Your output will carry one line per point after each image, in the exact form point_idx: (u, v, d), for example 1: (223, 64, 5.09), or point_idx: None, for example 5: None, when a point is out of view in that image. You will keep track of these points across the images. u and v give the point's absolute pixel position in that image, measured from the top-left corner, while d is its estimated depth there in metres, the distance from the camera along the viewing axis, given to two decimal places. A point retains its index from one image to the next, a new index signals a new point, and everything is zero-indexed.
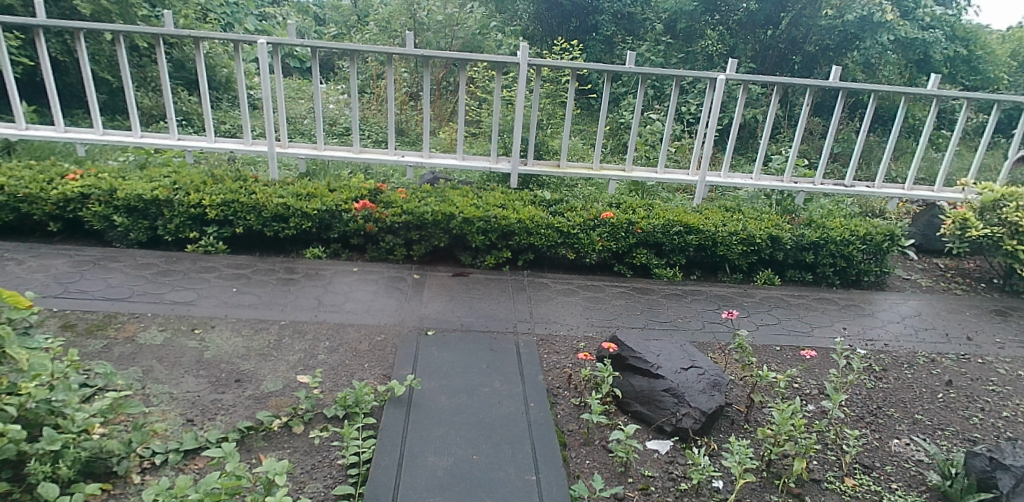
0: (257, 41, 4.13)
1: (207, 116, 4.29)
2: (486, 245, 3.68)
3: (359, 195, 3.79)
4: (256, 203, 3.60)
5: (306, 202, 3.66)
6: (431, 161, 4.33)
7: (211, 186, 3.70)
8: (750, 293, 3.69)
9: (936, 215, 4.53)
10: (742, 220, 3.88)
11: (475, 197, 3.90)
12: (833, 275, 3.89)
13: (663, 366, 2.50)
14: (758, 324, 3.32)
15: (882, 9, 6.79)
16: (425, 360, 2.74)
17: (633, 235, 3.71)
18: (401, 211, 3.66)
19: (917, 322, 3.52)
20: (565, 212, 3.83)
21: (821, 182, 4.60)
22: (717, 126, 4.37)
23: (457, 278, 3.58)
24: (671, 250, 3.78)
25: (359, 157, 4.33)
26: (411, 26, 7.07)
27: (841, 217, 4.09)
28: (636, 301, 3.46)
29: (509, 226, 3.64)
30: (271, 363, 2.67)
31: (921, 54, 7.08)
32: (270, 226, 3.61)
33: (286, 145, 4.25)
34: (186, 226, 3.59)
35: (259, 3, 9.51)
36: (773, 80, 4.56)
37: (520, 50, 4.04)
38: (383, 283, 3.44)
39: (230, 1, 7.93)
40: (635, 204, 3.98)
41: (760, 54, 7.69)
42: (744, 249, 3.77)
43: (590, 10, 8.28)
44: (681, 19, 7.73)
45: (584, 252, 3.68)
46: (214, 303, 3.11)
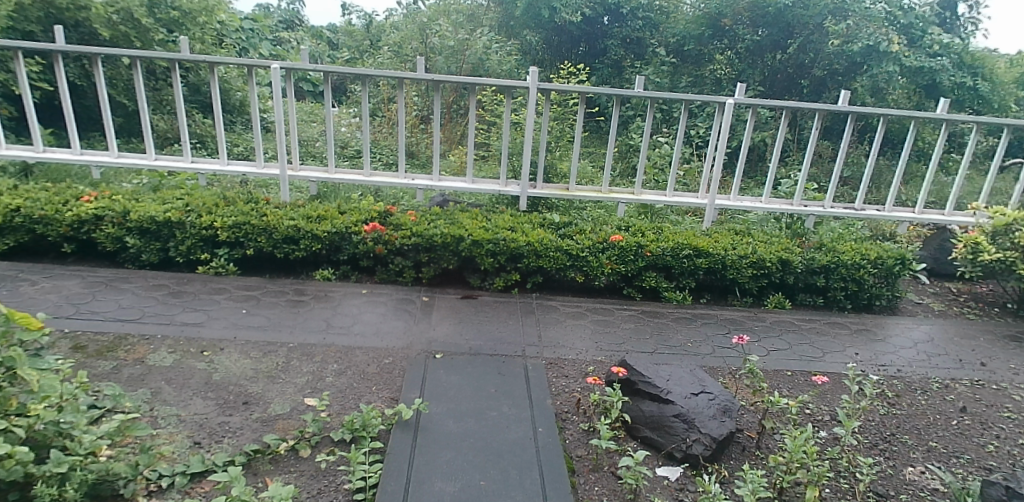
0: (271, 65, 4.15)
1: (221, 139, 4.33)
2: (494, 267, 3.67)
3: (369, 217, 3.82)
4: (267, 225, 3.62)
5: (317, 224, 3.68)
6: (441, 184, 4.35)
7: (223, 208, 3.73)
8: (761, 317, 3.66)
9: (948, 238, 4.50)
10: (751, 244, 3.86)
11: (484, 220, 3.91)
12: (845, 299, 3.85)
13: (673, 391, 2.48)
14: (769, 348, 3.28)
15: (888, 39, 6.81)
16: (433, 383, 2.73)
17: (642, 258, 3.70)
18: (410, 234, 3.67)
19: (930, 347, 3.48)
20: (574, 235, 3.82)
21: (832, 205, 4.57)
22: (726, 150, 4.36)
23: (465, 301, 3.57)
24: (681, 273, 3.76)
25: (370, 180, 4.37)
26: (421, 50, 7.26)
27: (852, 241, 4.06)
28: (645, 325, 3.44)
29: (518, 248, 3.64)
30: (279, 385, 2.67)
31: (929, 80, 7.01)
32: (281, 248, 3.63)
33: (297, 168, 4.28)
34: (198, 248, 3.62)
35: (274, 28, 9.73)
36: (783, 104, 4.53)
37: (530, 74, 4.07)
38: (392, 306, 3.44)
39: (247, 27, 8.22)
40: (644, 227, 3.98)
41: (767, 78, 7.73)
42: (754, 272, 3.75)
43: (599, 36, 8.51)
44: (688, 43, 7.86)
45: (593, 275, 3.67)
46: (224, 325, 3.12)
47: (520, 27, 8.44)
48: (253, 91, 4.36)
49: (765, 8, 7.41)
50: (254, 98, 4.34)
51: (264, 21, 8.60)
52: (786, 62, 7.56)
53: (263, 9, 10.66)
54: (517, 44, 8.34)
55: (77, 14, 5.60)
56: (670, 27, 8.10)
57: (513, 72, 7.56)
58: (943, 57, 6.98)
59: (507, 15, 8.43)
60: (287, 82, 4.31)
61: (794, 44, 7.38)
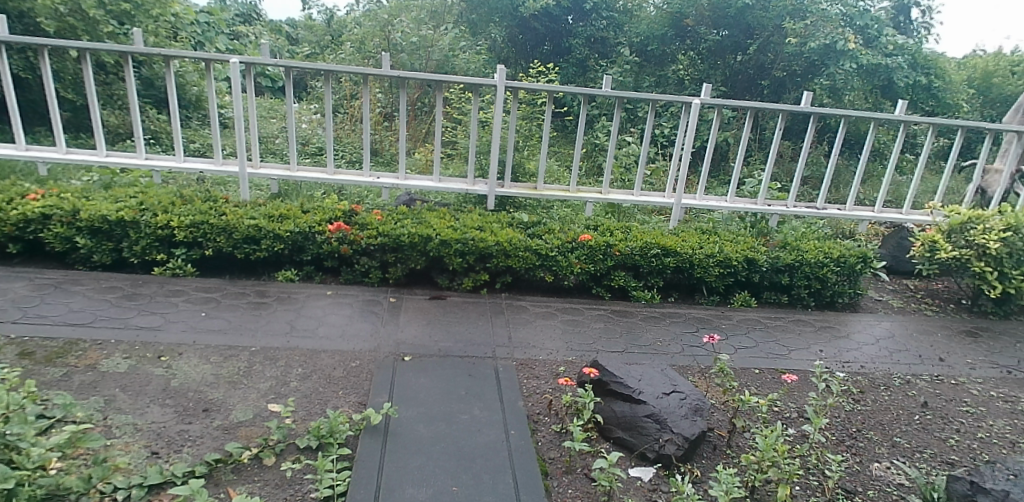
0: (229, 59, 3.96)
1: (177, 134, 4.13)
2: (463, 267, 3.62)
3: (333, 217, 3.74)
4: (226, 225, 3.46)
5: (278, 224, 3.55)
6: (408, 183, 4.27)
7: (179, 207, 3.56)
8: (728, 315, 3.71)
9: (905, 237, 4.63)
10: (717, 243, 3.91)
11: (452, 219, 3.85)
12: (808, 297, 3.95)
13: (645, 391, 2.48)
14: (737, 347, 3.33)
15: (845, 38, 6.98)
16: (402, 387, 2.67)
17: (611, 257, 3.69)
18: (377, 233, 3.59)
19: (890, 344, 3.60)
20: (543, 234, 3.80)
21: (794, 205, 4.66)
22: (692, 151, 4.39)
23: (434, 301, 3.50)
24: (649, 272, 3.77)
25: (333, 178, 4.26)
26: (385, 47, 7.17)
27: (814, 240, 4.16)
28: (615, 325, 3.44)
29: (488, 248, 3.59)
30: (241, 391, 2.58)
31: (885, 80, 7.24)
32: (241, 248, 3.48)
33: (258, 166, 4.14)
34: (153, 248, 3.43)
35: (231, 22, 9.46)
36: (748, 105, 4.58)
37: (498, 72, 4.03)
38: (358, 307, 3.34)
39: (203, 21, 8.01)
40: (613, 226, 3.98)
41: (729, 79, 7.90)
42: (721, 271, 3.79)
43: (563, 34, 8.53)
44: (652, 43, 7.94)
45: (562, 274, 3.65)
46: (182, 328, 2.99)
47: (484, 22, 8.40)
48: (211, 86, 4.17)
49: (726, 9, 7.51)
50: (211, 93, 4.16)
51: (220, 15, 8.37)
52: (746, 64, 7.75)
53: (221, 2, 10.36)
54: (482, 41, 8.29)
55: (21, 3, 5.41)
56: (634, 27, 8.16)
57: (480, 70, 7.50)
58: (898, 57, 7.19)
59: (471, 9, 8.34)
60: (245, 77, 4.14)
61: (754, 45, 7.53)
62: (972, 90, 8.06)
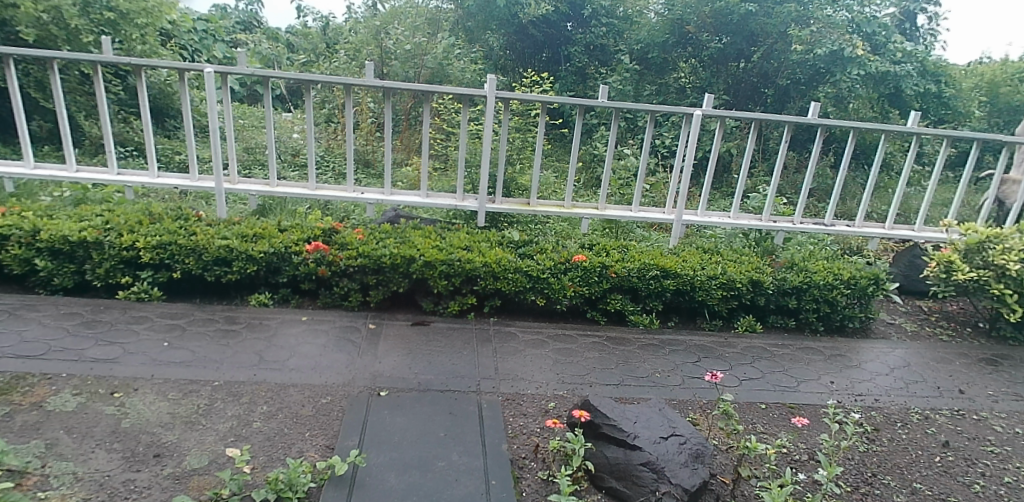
0: (203, 68, 3.73)
1: (150, 147, 3.92)
2: (449, 290, 3.40)
3: (311, 236, 3.53)
4: (196, 245, 3.24)
5: (252, 244, 3.33)
6: (393, 199, 4.06)
7: (147, 226, 3.34)
8: (732, 342, 3.48)
9: (917, 255, 4.40)
10: (720, 263, 3.68)
11: (438, 238, 3.63)
12: (817, 321, 3.72)
13: (640, 436, 2.25)
14: (741, 378, 3.11)
15: (852, 45, 6.70)
16: (375, 428, 2.44)
17: (607, 280, 3.46)
18: (357, 254, 3.37)
19: (905, 375, 3.37)
20: (534, 254, 3.57)
21: (801, 221, 4.42)
22: (694, 165, 4.16)
23: (417, 327, 3.27)
24: (647, 295, 3.53)
25: (315, 194, 4.05)
26: (377, 55, 6.97)
27: (823, 259, 3.92)
28: (611, 353, 3.20)
29: (475, 270, 3.37)
30: (198, 433, 2.35)
31: (893, 88, 7.00)
32: (211, 270, 3.25)
33: (235, 182, 3.93)
34: (118, 270, 3.21)
35: (226, 29, 9.32)
36: (752, 116, 4.34)
37: (488, 83, 3.81)
38: (334, 335, 3.11)
39: (200, 29, 8.25)
40: (609, 245, 3.75)
41: (732, 87, 7.69)
42: (724, 294, 3.57)
43: (562, 42, 8.33)
44: (652, 51, 7.74)
45: (555, 298, 3.42)
46: (141, 359, 2.75)
47: (480, 30, 8.20)
48: (186, 97, 3.96)
49: (729, 16, 7.29)
50: (186, 105, 3.95)
51: (219, 23, 8.65)
52: (750, 71, 7.53)
53: (218, 10, 10.25)
54: (478, 48, 8.09)
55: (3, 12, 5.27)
56: (634, 34, 7.97)
57: (476, 79, 7.31)
58: (908, 64, 6.95)
59: (467, 16, 8.17)
60: (222, 88, 3.94)
61: (757, 52, 7.31)
62: (982, 98, 7.83)
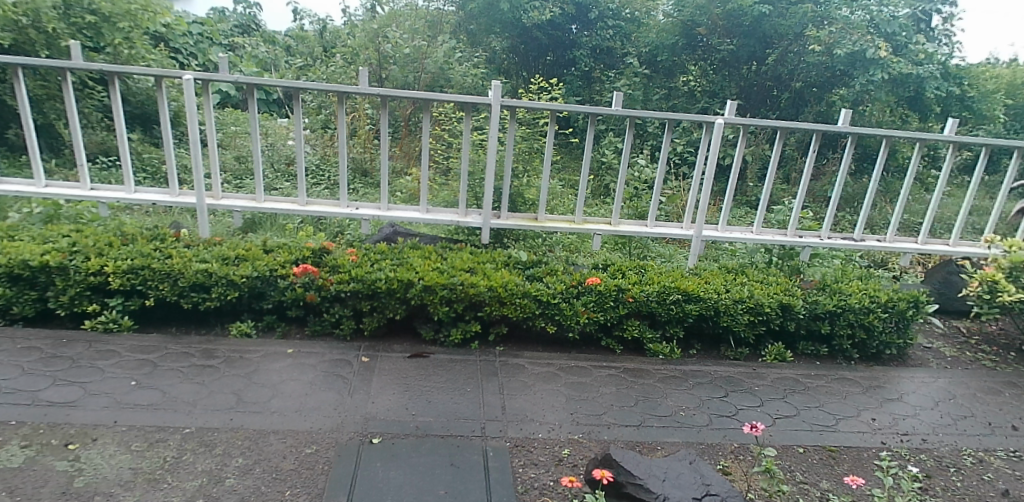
0: (182, 75, 3.41)
1: (126, 160, 3.62)
2: (450, 316, 3.09)
3: (300, 258, 3.24)
4: (171, 269, 2.94)
5: (234, 268, 3.03)
6: (390, 214, 3.76)
7: (118, 249, 3.04)
8: (760, 373, 3.17)
9: (954, 271, 4.09)
10: (746, 286, 3.38)
11: (439, 258, 3.33)
12: (851, 348, 3.43)
13: (670, 497, 1.94)
14: (774, 417, 2.80)
15: (875, 46, 6.39)
16: (365, 484, 2.13)
17: (623, 304, 3.16)
18: (349, 278, 3.08)
19: (951, 409, 3.05)
20: (543, 276, 3.28)
21: (829, 236, 4.13)
22: (714, 176, 3.86)
23: (414, 359, 2.96)
24: (667, 321, 3.23)
25: (305, 209, 3.75)
26: (375, 59, 6.68)
27: (856, 279, 3.62)
28: (629, 388, 2.89)
29: (479, 294, 3.07)
30: (161, 493, 2.03)
31: (914, 90, 6.68)
32: (188, 297, 2.95)
33: (218, 197, 3.64)
34: (84, 298, 2.90)
35: (223, 32, 9.08)
36: (776, 124, 4.04)
37: (493, 89, 3.51)
38: (322, 370, 2.80)
39: (195, 32, 8.11)
40: (624, 265, 3.45)
41: (744, 91, 7.40)
42: (751, 319, 3.27)
43: (568, 44, 8.02)
44: (661, 53, 7.47)
45: (566, 325, 3.11)
46: (104, 403, 2.44)
47: (483, 33, 7.92)
48: (165, 107, 3.64)
49: (741, 18, 6.99)
50: (165, 115, 3.63)
51: (215, 26, 8.53)
52: (763, 74, 7.24)
53: (217, 14, 10.00)
54: (480, 52, 7.81)
55: None
56: (642, 36, 7.71)
57: (478, 84, 7.04)
58: (931, 65, 6.61)
59: (469, 19, 7.91)
60: (204, 96, 3.64)
61: (772, 55, 7.00)
62: (1006, 101, 7.52)
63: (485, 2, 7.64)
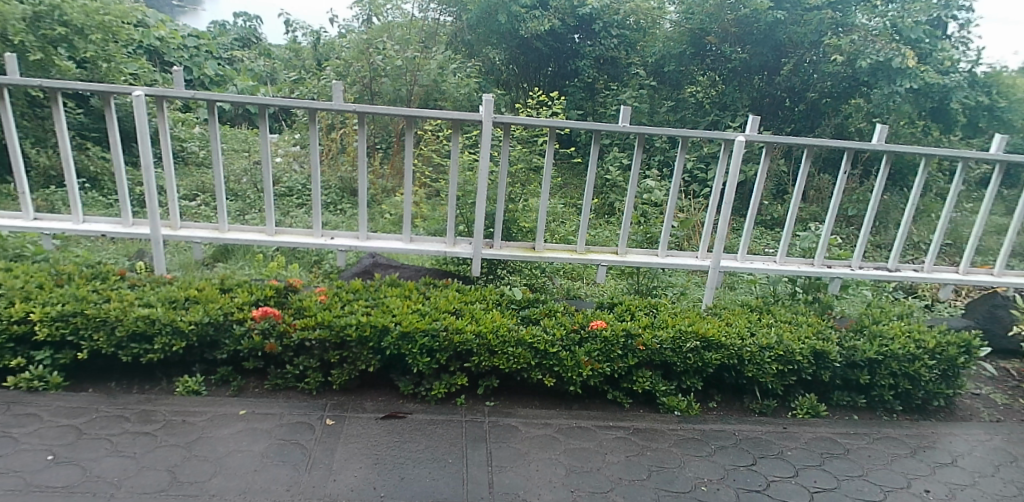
0: (133, 91, 3.00)
1: (73, 187, 3.23)
2: (433, 368, 2.67)
3: (262, 299, 2.83)
4: (109, 316, 2.54)
5: (183, 313, 2.62)
6: (369, 245, 3.36)
7: (49, 292, 2.64)
8: (792, 433, 2.74)
9: (1000, 305, 3.65)
10: (773, 330, 2.96)
11: (422, 298, 2.92)
12: (894, 400, 3.00)
13: None
14: (813, 491, 2.36)
15: (902, 54, 5.96)
16: None
17: (633, 353, 2.74)
18: (316, 323, 2.66)
19: (1016, 476, 2.61)
20: (541, 319, 2.86)
21: (860, 267, 3.72)
22: (733, 201, 3.44)
23: (389, 420, 2.54)
24: (683, 371, 2.81)
25: (274, 240, 3.34)
26: (366, 72, 6.32)
27: (895, 320, 3.20)
28: (640, 455, 2.46)
29: (466, 342, 2.65)
30: None
31: (938, 102, 6.31)
32: (127, 348, 2.54)
33: (175, 227, 3.25)
34: (5, 350, 2.49)
35: (219, 44, 8.86)
36: (806, 142, 3.55)
37: (484, 104, 3.11)
38: (279, 436, 2.38)
39: (190, 45, 7.92)
40: (634, 304, 3.03)
41: (755, 103, 6.94)
42: (779, 368, 2.85)
43: (569, 55, 7.72)
44: (668, 64, 7.13)
45: (567, 378, 2.69)
46: (9, 485, 2.01)
47: (480, 44, 7.55)
48: (115, 127, 3.22)
49: (753, 26, 6.56)
50: (115, 136, 3.22)
51: (209, 38, 8.32)
52: (776, 85, 6.82)
53: (216, 27, 9.67)
54: (477, 63, 7.45)
55: None
56: (647, 46, 7.39)
57: (472, 97, 6.69)
58: (957, 75, 6.21)
59: (466, 30, 7.54)
60: (157, 115, 3.19)
61: (787, 64, 6.57)
62: None
63: (482, 12, 7.25)
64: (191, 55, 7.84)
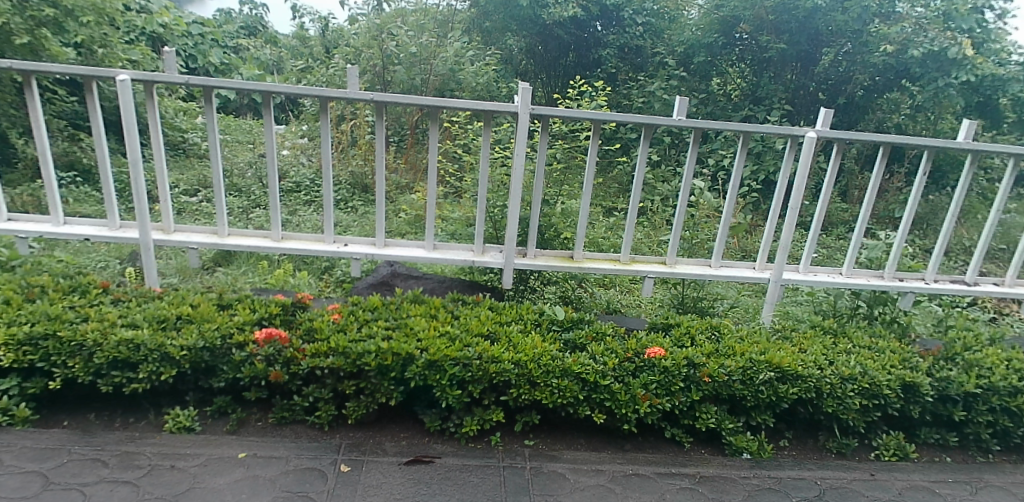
0: (118, 75, 2.59)
1: (52, 185, 2.85)
2: (465, 402, 2.28)
3: (266, 317, 2.45)
4: (85, 340, 2.16)
5: (173, 336, 2.24)
6: (387, 254, 2.97)
7: (17, 310, 2.26)
8: (882, 482, 2.34)
9: None
10: (853, 358, 2.57)
11: (450, 318, 2.53)
12: (991, 440, 2.60)
13: None
14: None
15: (957, 44, 5.52)
16: None
17: (696, 387, 2.35)
18: (329, 349, 2.28)
19: None
20: (588, 344, 2.47)
21: (936, 280, 3.32)
22: (799, 206, 3.02)
23: (414, 466, 2.15)
24: (753, 407, 2.42)
25: (280, 247, 2.96)
26: (378, 59, 5.90)
27: (988, 346, 2.80)
28: None
29: (503, 373, 2.26)
30: None
31: (986, 97, 5.81)
32: (108, 377, 2.16)
33: (168, 232, 2.87)
34: None
35: (224, 32, 8.47)
36: (883, 139, 3.05)
37: (521, 92, 2.71)
38: (285, 488, 1.99)
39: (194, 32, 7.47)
40: (692, 326, 2.64)
41: (791, 95, 6.48)
42: (863, 403, 2.47)
43: (591, 43, 7.29)
44: (698, 53, 6.63)
45: (621, 415, 2.30)
46: None
47: (499, 31, 7.13)
48: (98, 117, 2.79)
49: (793, 12, 6.05)
50: (98, 128, 2.80)
51: (214, 25, 7.91)
52: (815, 77, 6.35)
53: (223, 15, 9.29)
54: (495, 51, 7.05)
55: None
56: (674, 34, 6.94)
57: (490, 86, 6.26)
58: (1013, 67, 5.72)
59: (483, 16, 7.11)
60: (146, 103, 2.78)
61: (828, 55, 6.09)
62: None
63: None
64: (196, 42, 7.42)
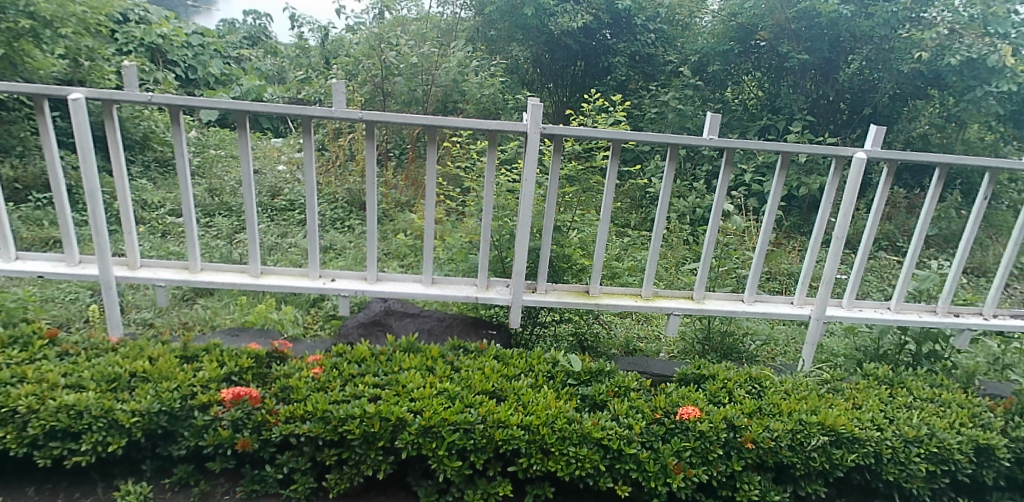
0: (71, 93, 2.29)
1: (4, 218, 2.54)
2: (466, 475, 1.93)
3: (237, 372, 2.12)
4: (20, 407, 1.84)
5: (125, 399, 1.92)
6: (380, 290, 2.64)
7: None
8: None
9: None
10: (916, 416, 2.22)
11: (450, 370, 2.20)
12: None
13: None
14: None
15: (997, 51, 5.12)
16: None
17: (737, 454, 2.00)
18: (308, 413, 1.95)
19: None
20: (609, 401, 2.13)
21: (994, 316, 2.96)
22: (845, 235, 2.63)
23: None
24: (804, 475, 2.06)
25: (259, 283, 2.64)
26: (378, 70, 5.60)
27: None
28: None
29: (511, 440, 1.92)
30: None
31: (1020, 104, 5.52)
32: (45, 450, 1.83)
33: (133, 268, 2.55)
34: None
35: (224, 43, 8.23)
36: (938, 159, 2.66)
37: (530, 109, 2.38)
38: None
39: (194, 43, 7.17)
40: (728, 377, 2.30)
41: (814, 106, 6.15)
42: (931, 469, 2.11)
43: (601, 52, 6.99)
44: (712, 62, 6.30)
45: (650, 488, 1.94)
46: None
47: (504, 40, 6.83)
48: (51, 140, 2.47)
49: (815, 18, 5.67)
50: (52, 153, 2.48)
51: (212, 36, 7.63)
52: (840, 88, 5.97)
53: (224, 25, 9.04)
54: (500, 61, 6.77)
55: None
56: (687, 41, 6.63)
57: (495, 97, 5.95)
58: None
59: (488, 24, 6.80)
60: (107, 125, 2.47)
61: (851, 63, 5.76)
62: None
63: (506, 7, 6.46)
64: (195, 53, 7.10)
